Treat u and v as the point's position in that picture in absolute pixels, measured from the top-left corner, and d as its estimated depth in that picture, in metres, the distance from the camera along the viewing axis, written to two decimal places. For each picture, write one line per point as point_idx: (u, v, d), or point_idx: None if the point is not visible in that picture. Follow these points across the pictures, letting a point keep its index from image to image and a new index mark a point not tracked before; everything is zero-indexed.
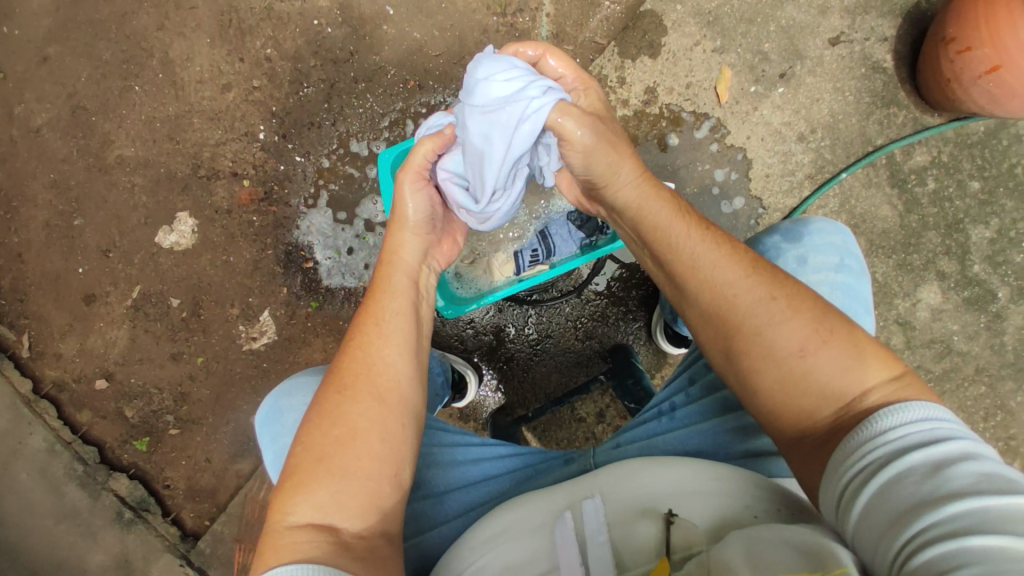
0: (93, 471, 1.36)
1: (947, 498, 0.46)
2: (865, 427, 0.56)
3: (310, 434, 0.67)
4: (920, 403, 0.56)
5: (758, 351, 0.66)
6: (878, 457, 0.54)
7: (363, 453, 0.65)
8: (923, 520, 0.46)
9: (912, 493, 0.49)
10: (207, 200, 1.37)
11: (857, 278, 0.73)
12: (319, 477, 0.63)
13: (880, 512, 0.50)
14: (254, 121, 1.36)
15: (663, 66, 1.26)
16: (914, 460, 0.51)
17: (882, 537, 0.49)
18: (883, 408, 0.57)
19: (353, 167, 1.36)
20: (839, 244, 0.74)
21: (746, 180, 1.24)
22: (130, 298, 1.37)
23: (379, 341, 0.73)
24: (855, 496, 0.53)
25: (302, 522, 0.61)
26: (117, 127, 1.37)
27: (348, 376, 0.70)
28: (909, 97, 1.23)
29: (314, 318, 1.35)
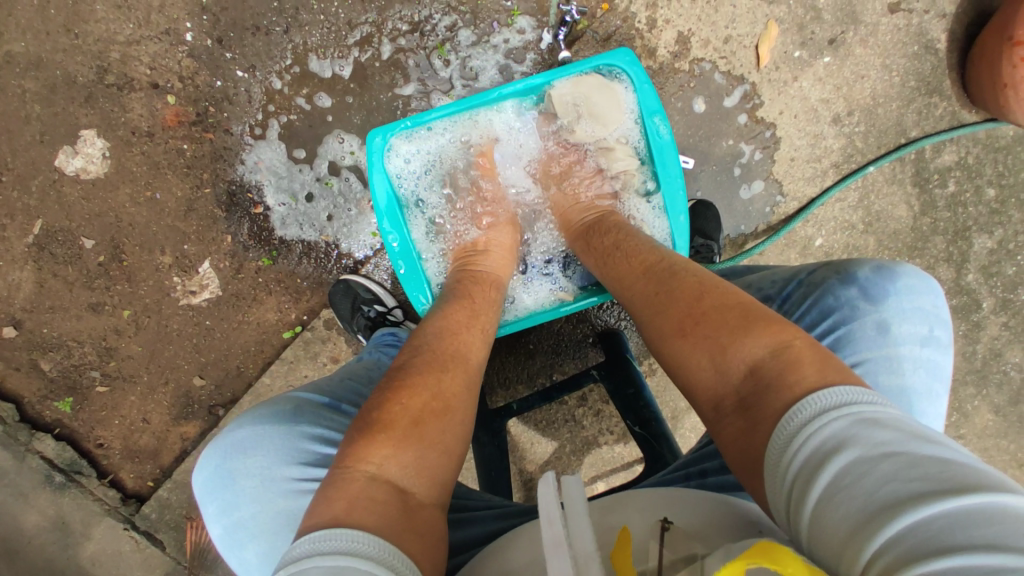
0: (13, 430, 1.18)
1: (916, 489, 0.37)
2: (797, 418, 0.47)
3: (398, 397, 0.61)
4: (846, 384, 0.47)
5: (658, 342, 0.66)
6: (821, 440, 0.43)
7: (450, 430, 0.61)
8: (889, 518, 0.36)
9: (873, 480, 0.39)
10: (120, 117, 1.07)
11: (942, 352, 0.65)
12: (410, 435, 0.57)
13: (837, 510, 0.39)
14: (178, 15, 1.05)
15: (702, 11, 1.06)
16: (864, 445, 0.41)
17: (841, 543, 0.38)
18: (812, 394, 0.48)
19: (313, 91, 1.10)
20: (928, 309, 0.66)
21: (769, 162, 1.12)
22: (31, 235, 1.11)
23: (477, 338, 0.75)
24: (803, 499, 0.42)
25: (383, 477, 0.54)
26: (6, 15, 1.03)
27: (446, 355, 0.68)
28: (954, 86, 1.11)
29: (266, 273, 1.16)
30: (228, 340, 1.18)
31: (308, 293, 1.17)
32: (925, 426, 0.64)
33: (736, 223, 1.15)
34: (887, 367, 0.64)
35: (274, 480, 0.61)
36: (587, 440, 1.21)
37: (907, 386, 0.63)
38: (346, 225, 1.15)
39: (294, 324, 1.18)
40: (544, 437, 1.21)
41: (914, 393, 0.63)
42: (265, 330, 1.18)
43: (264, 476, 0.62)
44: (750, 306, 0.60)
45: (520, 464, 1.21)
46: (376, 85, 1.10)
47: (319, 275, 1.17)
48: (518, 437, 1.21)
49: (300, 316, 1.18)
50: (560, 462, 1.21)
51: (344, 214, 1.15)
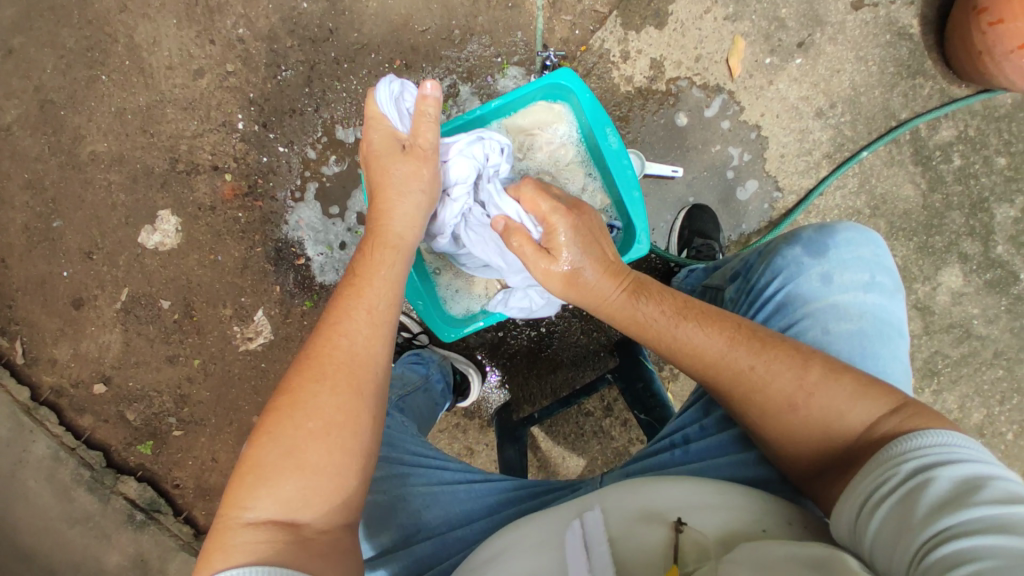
0: (100, 475, 1.34)
1: (976, 503, 0.44)
2: (890, 444, 0.54)
3: (280, 421, 0.62)
4: (949, 432, 0.53)
5: (754, 413, 0.63)
6: (908, 465, 0.51)
7: (337, 443, 0.62)
8: (947, 519, 0.44)
9: (943, 497, 0.47)
10: (189, 196, 1.30)
11: (890, 297, 0.67)
12: (288, 469, 0.59)
13: (905, 509, 0.48)
14: (231, 109, 1.28)
15: (671, 37, 1.17)
16: (946, 472, 0.48)
17: (898, 534, 0.47)
18: (901, 435, 0.54)
19: (341, 155, 1.28)
20: (869, 258, 0.69)
21: (759, 161, 1.17)
22: (119, 302, 1.33)
23: (362, 327, 0.70)
24: (876, 503, 0.50)
25: (264, 519, 0.58)
26: (87, 120, 1.29)
27: (325, 359, 0.66)
28: (935, 65, 1.14)
29: (311, 316, 1.31)
30: (282, 379, 1.32)
31: None
32: (884, 367, 0.64)
33: (736, 224, 1.18)
34: (836, 315, 0.66)
35: None
36: (618, 451, 1.22)
37: (854, 331, 0.65)
38: None
39: None
40: (575, 451, 1.23)
41: (863, 337, 0.65)
42: None
43: None
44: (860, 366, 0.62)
45: (554, 480, 1.23)
46: None
47: None
48: (549, 453, 1.23)
49: None
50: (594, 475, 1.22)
51: None
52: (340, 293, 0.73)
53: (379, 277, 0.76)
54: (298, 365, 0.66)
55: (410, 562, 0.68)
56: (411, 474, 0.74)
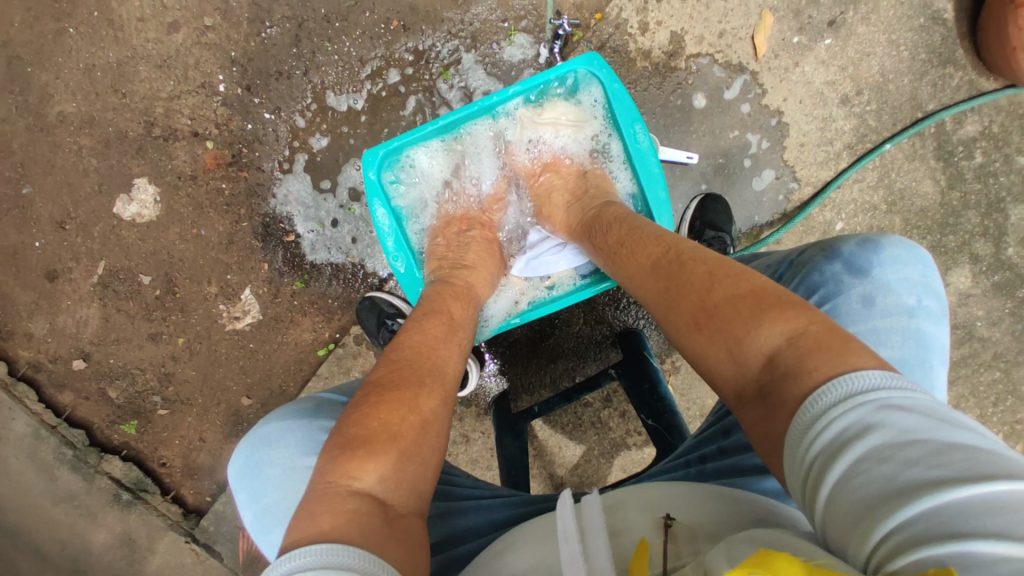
0: (83, 454, 1.30)
1: (938, 482, 0.35)
2: (815, 399, 0.44)
3: (381, 406, 0.63)
4: (877, 367, 0.44)
5: (671, 334, 0.64)
6: (844, 426, 0.41)
7: (430, 433, 0.64)
8: (901, 512, 0.35)
9: (883, 475, 0.37)
10: (167, 165, 1.20)
11: (934, 323, 0.64)
12: (394, 446, 0.60)
13: (845, 495, 0.38)
14: (212, 69, 1.17)
15: (694, 9, 1.08)
16: (894, 430, 0.38)
17: (851, 527, 0.37)
18: (830, 376, 0.45)
19: (333, 125, 1.19)
20: (916, 279, 0.65)
21: (778, 149, 1.11)
22: (96, 275, 1.25)
23: (449, 349, 0.76)
24: (817, 487, 0.41)
25: (367, 489, 0.56)
26: (52, 77, 1.17)
27: (414, 366, 0.70)
28: (967, 56, 1.07)
29: (300, 296, 1.25)
30: (270, 361, 1.27)
31: (339, 312, 1.26)
32: None
33: (749, 216, 1.13)
34: (876, 340, 0.63)
35: (299, 467, 0.67)
36: (615, 441, 1.21)
37: (895, 360, 0.62)
38: (370, 246, 1.24)
39: (327, 342, 1.26)
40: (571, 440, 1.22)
41: (904, 367, 0.61)
42: (303, 350, 1.26)
43: (290, 465, 0.68)
44: (765, 290, 0.56)
45: (550, 469, 1.22)
46: (388, 112, 1.18)
47: (348, 295, 1.25)
48: (546, 441, 1.22)
49: (333, 334, 1.26)
50: (590, 464, 1.21)
51: (367, 236, 1.24)
52: (429, 318, 0.79)
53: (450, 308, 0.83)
54: (388, 369, 0.69)
55: None
56: None
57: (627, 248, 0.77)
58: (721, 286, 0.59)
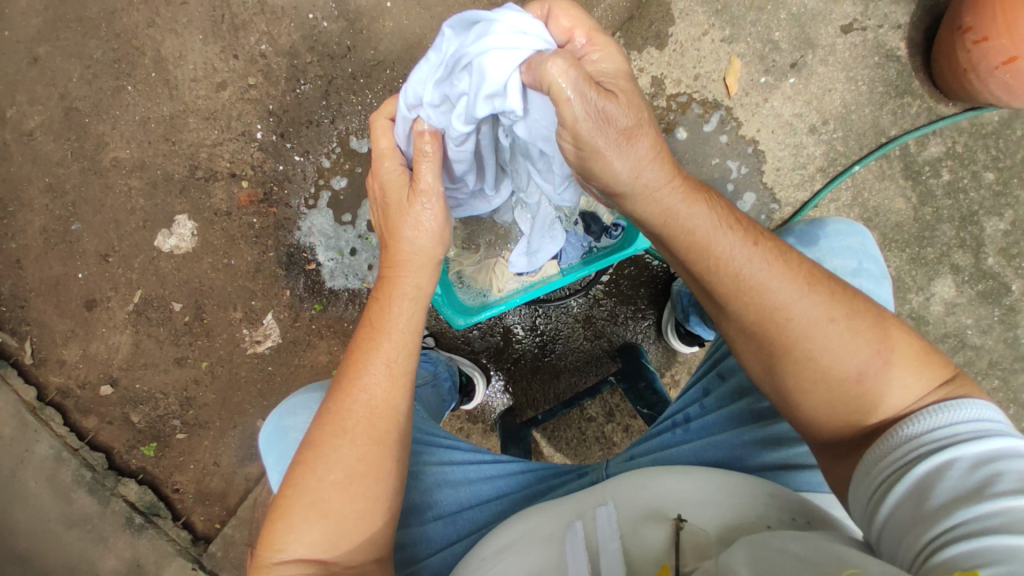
0: (102, 477, 1.34)
1: (981, 494, 0.47)
2: (901, 426, 0.56)
3: (301, 470, 0.65)
4: (966, 402, 0.55)
5: (810, 373, 0.61)
6: (906, 454, 0.54)
7: (362, 490, 0.64)
8: (951, 519, 0.47)
9: (947, 488, 0.49)
10: (205, 202, 1.34)
11: (877, 283, 0.71)
12: (312, 516, 0.62)
13: (914, 499, 0.51)
14: (251, 119, 1.34)
15: (671, 57, 1.23)
16: (964, 457, 0.50)
17: (907, 530, 0.50)
18: (923, 407, 0.57)
19: (354, 165, 1.33)
20: (857, 247, 0.72)
21: (756, 174, 1.22)
22: (131, 304, 1.35)
23: (383, 379, 0.69)
24: (887, 491, 0.53)
25: (295, 558, 0.61)
26: (112, 129, 1.34)
27: (342, 410, 0.67)
28: (923, 86, 1.20)
29: (318, 320, 1.34)
30: (287, 383, 1.34)
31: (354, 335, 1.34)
32: None
33: None
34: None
35: None
36: None
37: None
38: None
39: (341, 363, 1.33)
40: (576, 457, 1.23)
41: None
42: (318, 371, 1.33)
43: None
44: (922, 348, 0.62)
45: None
46: None
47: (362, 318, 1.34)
48: (551, 459, 1.23)
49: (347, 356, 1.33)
50: None
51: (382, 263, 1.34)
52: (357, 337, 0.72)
53: (396, 317, 0.72)
54: (321, 419, 0.67)
55: (419, 538, 0.71)
56: (423, 451, 0.76)
57: (770, 261, 0.64)
58: (893, 337, 0.61)
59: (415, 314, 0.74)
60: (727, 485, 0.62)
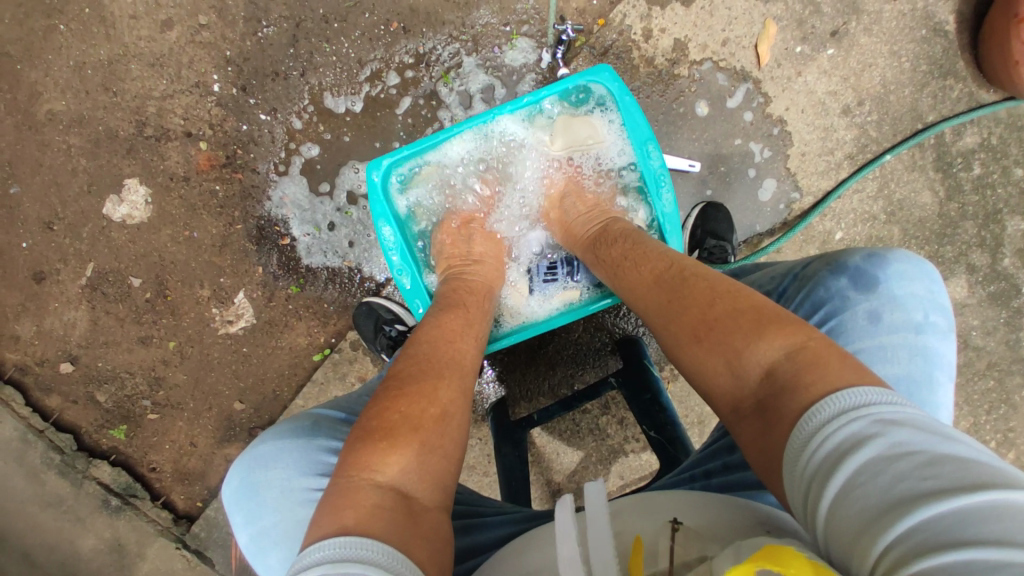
0: (71, 459, 1.27)
1: (924, 497, 0.37)
2: (812, 421, 0.47)
3: (398, 403, 0.64)
4: (865, 385, 0.47)
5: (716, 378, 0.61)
6: (830, 451, 0.44)
7: (449, 429, 0.64)
8: (892, 533, 0.37)
9: (879, 492, 0.39)
10: (159, 165, 1.17)
11: (941, 339, 0.64)
12: (413, 442, 0.60)
13: (849, 507, 0.40)
14: (206, 68, 1.14)
15: (698, 17, 1.07)
16: (879, 446, 0.41)
17: (852, 541, 0.39)
18: (829, 396, 0.47)
19: (329, 127, 1.17)
20: (923, 295, 0.66)
21: (779, 158, 1.11)
22: (84, 277, 1.22)
23: (472, 344, 0.77)
24: (819, 498, 0.43)
25: (392, 483, 0.57)
26: (42, 75, 1.13)
27: (434, 364, 0.71)
28: (968, 67, 1.08)
29: (295, 300, 1.23)
30: (264, 365, 1.25)
31: (335, 317, 1.24)
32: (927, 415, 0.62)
33: (750, 223, 1.13)
34: (882, 357, 0.63)
35: (297, 489, 0.65)
36: (612, 448, 1.21)
37: (900, 376, 0.62)
38: (367, 250, 1.22)
39: (323, 347, 1.24)
40: (568, 447, 1.21)
41: (909, 384, 0.62)
42: (297, 354, 1.25)
43: (287, 486, 0.65)
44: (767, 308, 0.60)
45: (548, 476, 1.21)
46: (387, 114, 1.16)
47: (344, 299, 1.23)
48: (543, 448, 1.21)
49: (329, 339, 1.24)
50: (587, 471, 1.21)
51: (364, 240, 1.22)
52: (453, 317, 0.80)
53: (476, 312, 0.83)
54: (414, 364, 0.70)
55: None
56: None
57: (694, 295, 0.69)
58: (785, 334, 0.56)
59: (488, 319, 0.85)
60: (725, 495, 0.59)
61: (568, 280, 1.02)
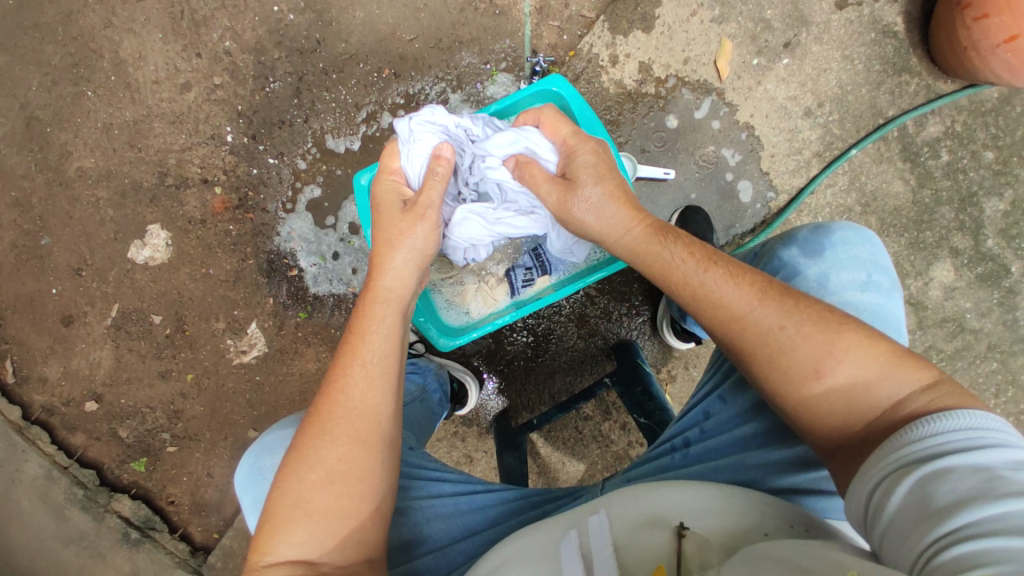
0: (93, 494, 1.32)
1: (994, 498, 0.43)
2: (908, 429, 0.52)
3: (284, 478, 0.63)
4: (976, 410, 0.51)
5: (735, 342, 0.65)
6: (917, 452, 0.50)
7: (343, 488, 0.63)
8: (961, 518, 0.43)
9: (958, 489, 0.45)
10: (178, 210, 1.29)
11: (887, 297, 0.68)
12: (300, 515, 0.61)
13: (918, 504, 0.47)
14: (220, 121, 1.27)
15: (658, 40, 1.17)
16: (959, 460, 0.47)
17: (908, 531, 0.46)
18: (920, 415, 0.53)
19: (332, 165, 1.28)
20: (866, 257, 0.70)
21: (751, 161, 1.17)
22: (109, 318, 1.31)
23: (362, 382, 0.68)
24: (889, 492, 0.49)
25: (286, 560, 0.59)
26: (75, 137, 1.28)
27: (325, 415, 0.66)
28: (921, 63, 1.15)
29: (304, 327, 1.30)
30: (276, 391, 1.31)
31: (342, 341, 1.30)
32: None
33: (730, 224, 1.18)
34: None
35: None
36: (618, 456, 1.21)
37: None
38: (369, 276, 1.30)
39: None
40: (574, 456, 1.22)
41: None
42: (307, 380, 1.30)
43: None
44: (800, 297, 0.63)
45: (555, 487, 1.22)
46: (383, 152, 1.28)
47: (350, 323, 1.30)
48: (548, 459, 1.22)
49: None
50: (594, 480, 1.21)
51: (367, 267, 1.30)
52: (344, 346, 0.72)
53: (380, 337, 0.72)
54: (308, 418, 0.66)
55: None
56: (413, 486, 0.74)
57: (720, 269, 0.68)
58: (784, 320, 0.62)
59: (397, 335, 0.74)
60: (726, 493, 0.59)
61: (540, 274, 1.10)
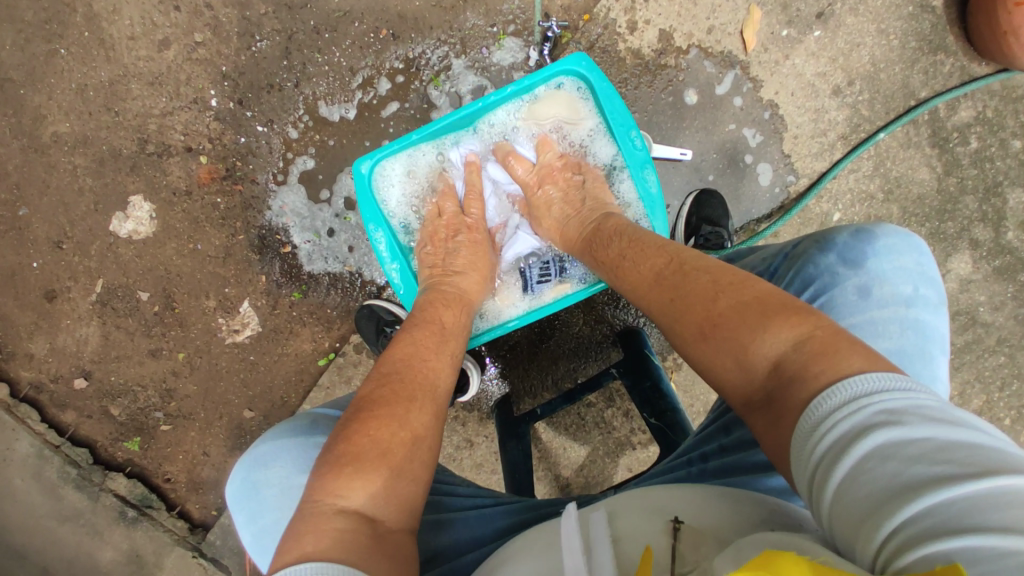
0: (88, 472, 1.30)
1: (927, 484, 0.36)
2: (817, 406, 0.45)
3: (366, 428, 0.64)
4: (874, 370, 0.45)
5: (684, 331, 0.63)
6: (839, 431, 0.42)
7: (423, 448, 0.66)
8: (897, 514, 0.36)
9: (888, 478, 0.38)
10: (161, 181, 1.20)
11: (933, 312, 0.66)
12: (378, 464, 0.61)
13: (850, 497, 0.39)
14: (203, 84, 1.17)
15: (681, 6, 1.08)
16: (879, 435, 0.40)
17: (853, 528, 0.38)
18: (840, 381, 0.46)
19: (326, 135, 1.19)
20: (911, 268, 0.67)
21: (773, 142, 1.11)
22: (94, 293, 1.25)
23: (441, 362, 0.78)
24: (822, 484, 0.42)
25: (357, 508, 0.58)
26: (46, 98, 1.17)
27: (407, 382, 0.72)
28: (958, 41, 1.08)
29: (299, 306, 1.25)
30: (271, 372, 1.27)
31: (339, 322, 1.26)
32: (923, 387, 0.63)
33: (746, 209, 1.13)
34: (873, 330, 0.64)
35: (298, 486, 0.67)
36: (619, 441, 1.21)
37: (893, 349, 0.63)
38: (366, 254, 1.24)
39: (327, 352, 1.26)
40: (576, 441, 1.21)
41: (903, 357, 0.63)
42: (303, 360, 1.26)
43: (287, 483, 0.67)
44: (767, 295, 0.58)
45: (556, 471, 1.21)
46: (380, 122, 1.19)
47: (346, 303, 1.25)
48: (550, 444, 1.21)
49: (333, 343, 1.26)
50: (595, 465, 1.20)
51: (364, 245, 1.24)
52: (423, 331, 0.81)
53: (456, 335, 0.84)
54: (388, 383, 0.71)
55: None
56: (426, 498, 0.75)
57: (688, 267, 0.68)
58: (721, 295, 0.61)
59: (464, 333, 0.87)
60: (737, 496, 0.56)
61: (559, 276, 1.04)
